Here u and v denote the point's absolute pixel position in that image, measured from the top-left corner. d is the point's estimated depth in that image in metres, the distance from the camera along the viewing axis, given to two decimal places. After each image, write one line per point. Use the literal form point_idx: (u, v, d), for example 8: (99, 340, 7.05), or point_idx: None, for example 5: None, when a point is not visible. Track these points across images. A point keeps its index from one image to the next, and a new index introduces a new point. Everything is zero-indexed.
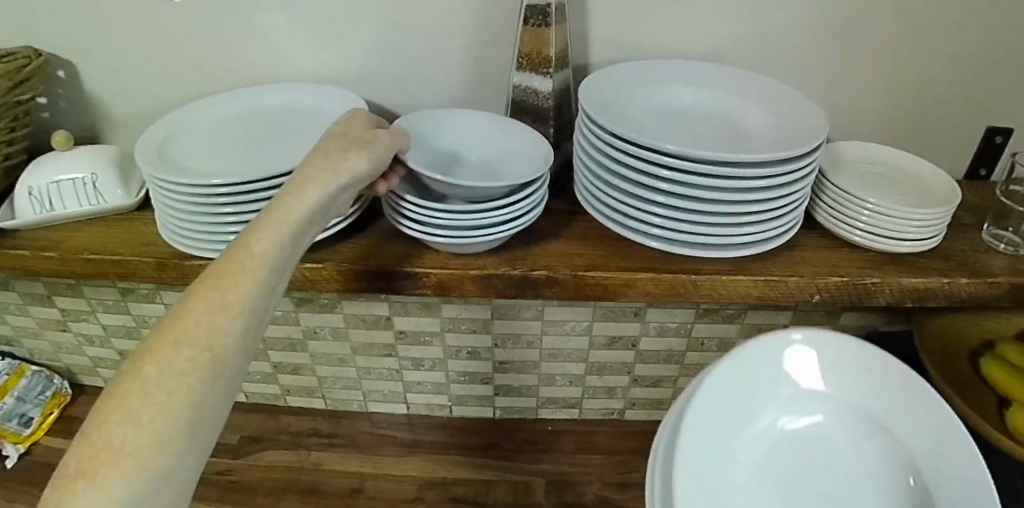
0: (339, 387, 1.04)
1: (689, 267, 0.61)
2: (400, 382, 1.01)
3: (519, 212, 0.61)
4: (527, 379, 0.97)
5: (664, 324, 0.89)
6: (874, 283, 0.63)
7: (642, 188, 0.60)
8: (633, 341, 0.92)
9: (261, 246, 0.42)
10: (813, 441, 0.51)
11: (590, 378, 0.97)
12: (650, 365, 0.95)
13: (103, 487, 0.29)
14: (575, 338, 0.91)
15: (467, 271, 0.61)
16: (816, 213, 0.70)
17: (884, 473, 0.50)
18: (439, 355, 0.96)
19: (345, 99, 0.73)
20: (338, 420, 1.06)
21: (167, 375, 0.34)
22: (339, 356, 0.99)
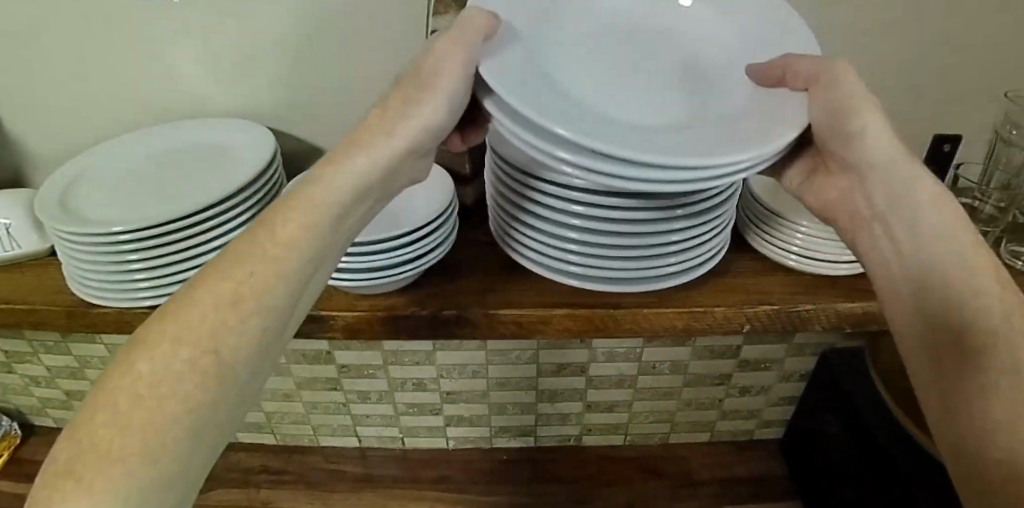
0: (288, 422, 0.98)
1: (610, 298, 0.58)
2: (349, 415, 0.95)
3: (425, 249, 0.58)
4: (477, 408, 0.92)
5: (612, 350, 0.83)
6: (806, 310, 0.59)
7: (552, 224, 0.55)
8: (582, 368, 0.85)
9: (287, 226, 0.36)
10: (598, 21, 0.54)
11: (543, 405, 0.91)
12: (602, 391, 0.88)
13: (95, 493, 0.25)
14: (521, 367, 0.85)
15: (374, 312, 0.58)
16: (747, 234, 0.66)
17: (667, 19, 0.56)
18: (385, 388, 0.90)
19: (253, 132, 0.71)
20: (289, 455, 1.01)
21: (162, 379, 0.29)
22: (284, 392, 0.93)
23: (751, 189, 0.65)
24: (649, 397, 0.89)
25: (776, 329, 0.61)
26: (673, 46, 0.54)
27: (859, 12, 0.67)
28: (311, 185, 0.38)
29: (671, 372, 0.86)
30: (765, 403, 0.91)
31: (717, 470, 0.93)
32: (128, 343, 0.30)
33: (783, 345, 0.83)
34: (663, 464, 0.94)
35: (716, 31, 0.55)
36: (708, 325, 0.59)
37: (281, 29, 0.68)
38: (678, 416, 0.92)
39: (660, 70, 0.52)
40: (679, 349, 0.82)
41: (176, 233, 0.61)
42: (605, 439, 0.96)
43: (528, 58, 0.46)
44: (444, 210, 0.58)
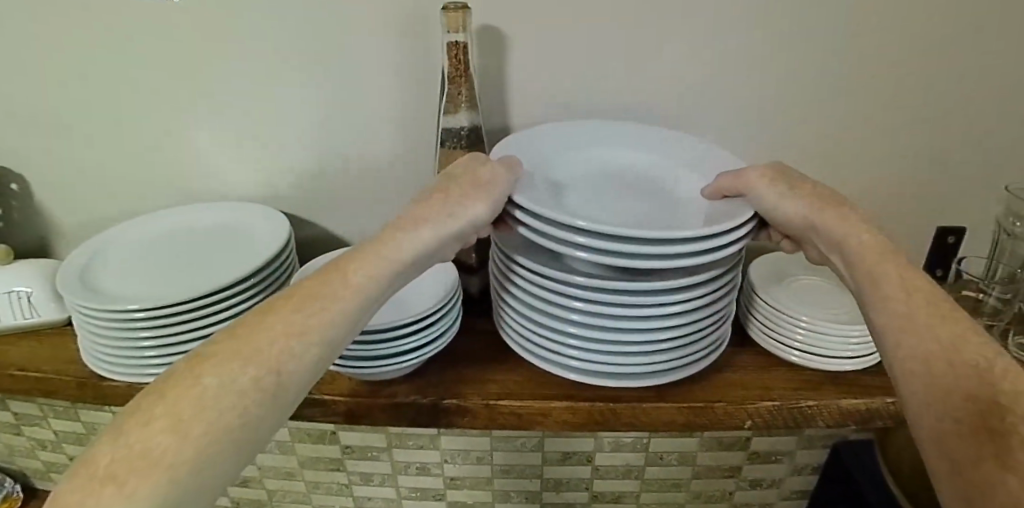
0: (289, 502, 0.95)
1: (610, 391, 0.58)
2: (350, 497, 0.92)
3: (429, 337, 0.59)
4: (481, 496, 0.89)
5: (619, 439, 0.81)
6: (808, 407, 0.59)
7: (551, 317, 0.56)
8: (588, 456, 0.83)
9: (358, 275, 0.44)
10: (591, 165, 0.65)
11: (548, 494, 0.88)
12: (609, 481, 0.86)
13: (134, 496, 0.28)
14: (526, 455, 0.83)
15: (375, 399, 0.59)
16: (749, 328, 0.66)
17: (642, 160, 0.65)
18: (388, 470, 0.88)
19: (270, 218, 0.74)
20: None
21: (226, 392, 0.34)
22: (286, 470, 0.91)
23: (752, 284, 0.66)
24: (657, 488, 0.86)
25: (779, 425, 0.60)
26: (644, 179, 0.63)
27: (856, 108, 0.69)
28: (380, 245, 0.47)
29: (679, 463, 0.84)
30: (778, 498, 0.88)
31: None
32: (195, 360, 0.36)
33: (793, 437, 0.82)
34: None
35: (673, 166, 0.64)
36: (709, 421, 0.58)
37: (305, 117, 0.73)
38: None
39: (637, 197, 0.61)
40: (687, 439, 0.81)
41: (194, 311, 0.63)
42: None
43: (542, 191, 0.57)
44: (446, 299, 0.60)
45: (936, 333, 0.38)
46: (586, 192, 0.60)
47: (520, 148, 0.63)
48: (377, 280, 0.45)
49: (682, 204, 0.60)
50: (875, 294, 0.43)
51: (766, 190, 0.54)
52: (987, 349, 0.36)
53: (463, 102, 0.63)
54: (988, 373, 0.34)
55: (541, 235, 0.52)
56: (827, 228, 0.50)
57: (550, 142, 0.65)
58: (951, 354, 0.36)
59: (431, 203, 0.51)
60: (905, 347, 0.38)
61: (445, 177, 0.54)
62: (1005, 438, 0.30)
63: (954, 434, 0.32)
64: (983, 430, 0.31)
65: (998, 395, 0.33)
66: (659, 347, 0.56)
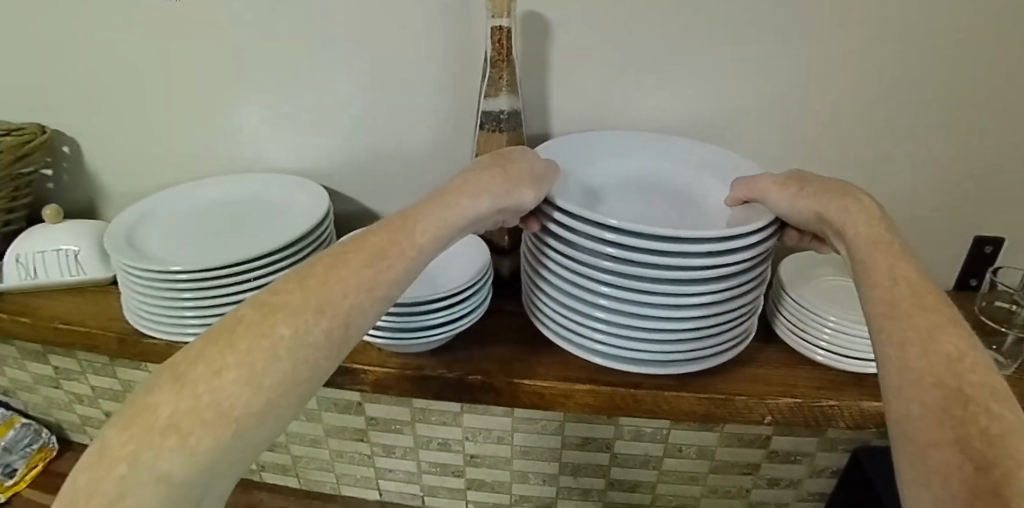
0: (312, 468, 0.98)
1: (632, 378, 0.59)
2: (372, 468, 0.95)
3: (458, 313, 0.60)
4: (499, 475, 0.90)
5: (639, 429, 0.82)
6: (829, 405, 0.59)
7: (577, 301, 0.57)
8: (607, 443, 0.84)
9: (422, 237, 0.46)
10: (618, 171, 0.66)
11: (565, 478, 0.89)
12: (627, 469, 0.87)
13: (198, 449, 0.31)
14: (546, 437, 0.84)
15: (404, 371, 0.60)
16: (775, 325, 0.66)
17: (667, 169, 0.66)
18: (410, 444, 0.90)
19: (308, 191, 0.76)
20: (310, 501, 1.00)
21: (297, 345, 0.36)
22: (312, 437, 0.94)
23: (781, 281, 0.66)
24: (674, 480, 0.87)
25: (798, 422, 0.60)
26: (667, 187, 0.65)
27: (897, 108, 0.68)
28: (437, 210, 0.48)
29: (697, 456, 0.84)
30: (796, 499, 0.88)
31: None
32: (267, 308, 0.37)
33: (815, 438, 0.81)
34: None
35: (696, 173, 0.66)
36: (730, 414, 0.59)
37: (345, 94, 0.74)
38: (704, 502, 0.89)
39: (661, 203, 0.62)
40: (707, 433, 0.81)
41: (233, 276, 0.65)
42: None
43: (569, 194, 0.59)
44: (478, 277, 0.61)
45: (915, 322, 0.38)
46: (616, 196, 0.63)
47: (551, 153, 0.65)
48: (433, 248, 0.47)
49: (707, 211, 0.61)
50: (871, 282, 0.43)
51: (775, 187, 0.55)
52: (964, 343, 0.36)
53: (504, 86, 0.64)
54: (959, 364, 0.35)
55: (573, 222, 0.53)
56: (834, 219, 0.50)
57: (579, 148, 0.67)
58: (927, 342, 0.37)
59: (488, 174, 0.53)
60: (886, 333, 0.39)
61: (506, 155, 0.56)
62: (962, 426, 0.31)
63: (916, 417, 0.33)
64: (946, 418, 0.32)
65: (965, 385, 0.33)
66: (682, 332, 0.56)
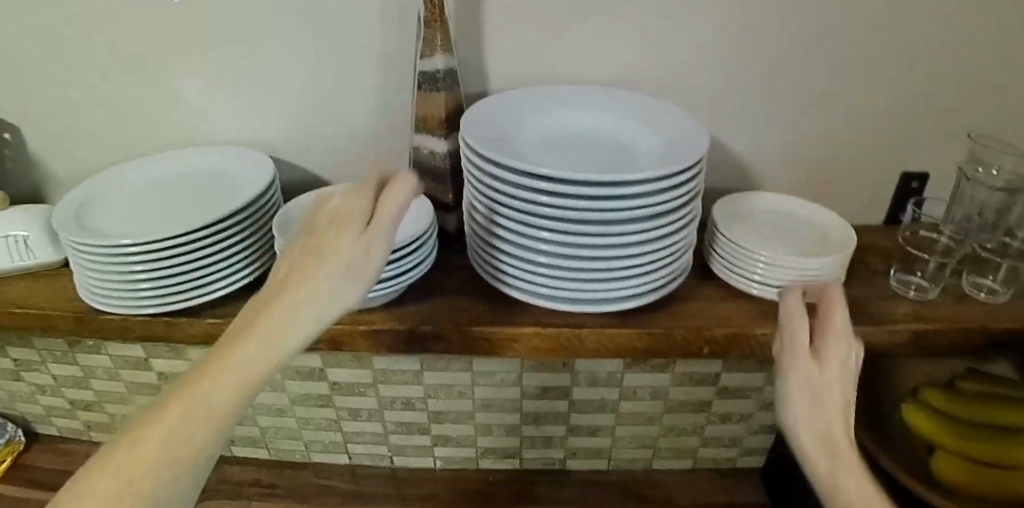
0: (281, 438, 1.00)
1: (575, 319, 0.62)
2: (339, 432, 0.97)
3: (407, 266, 0.62)
4: (464, 429, 0.93)
5: (594, 374, 0.85)
6: (765, 334, 0.62)
7: (519, 248, 0.60)
8: (565, 391, 0.88)
9: (291, 302, 0.37)
10: (552, 126, 0.68)
11: (527, 427, 0.93)
12: (585, 414, 0.90)
13: None
14: (506, 389, 0.88)
15: (357, 326, 0.62)
16: (712, 263, 0.70)
17: (599, 120, 0.69)
18: (375, 406, 0.92)
19: (256, 161, 0.76)
20: (282, 470, 1.02)
21: (167, 443, 0.31)
22: (278, 407, 0.96)
23: (715, 220, 0.69)
24: (631, 421, 0.91)
25: (736, 352, 0.63)
26: (599, 136, 0.68)
27: (820, 52, 0.71)
28: (300, 262, 0.39)
29: (652, 398, 0.88)
30: (746, 432, 0.93)
31: (702, 500, 0.94)
32: (139, 420, 0.32)
33: (762, 373, 0.86)
34: (647, 491, 0.95)
35: (626, 120, 0.68)
36: (669, 348, 0.62)
37: (285, 62, 0.74)
38: (660, 441, 0.94)
39: (595, 153, 0.65)
40: (659, 375, 0.86)
41: (184, 246, 0.64)
42: (589, 463, 0.97)
43: (505, 149, 0.61)
44: (424, 230, 0.63)
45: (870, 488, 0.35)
46: (551, 149, 0.65)
47: (487, 112, 0.66)
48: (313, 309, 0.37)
49: (639, 155, 0.64)
50: (821, 437, 0.37)
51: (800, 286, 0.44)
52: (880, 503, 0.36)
53: (439, 45, 0.63)
54: None
55: (509, 174, 0.56)
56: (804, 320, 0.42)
57: (514, 106, 0.68)
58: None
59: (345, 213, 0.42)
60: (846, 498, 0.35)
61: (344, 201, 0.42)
62: None
63: None
64: None
65: None
66: (621, 271, 0.59)
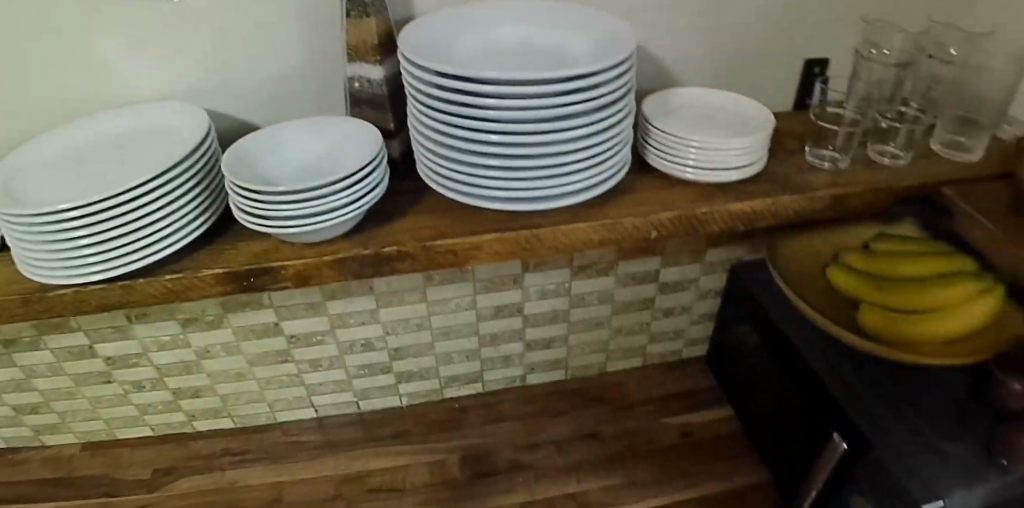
0: (242, 403, 1.01)
1: (531, 221, 0.65)
2: (302, 386, 0.98)
3: (363, 191, 0.62)
4: (425, 361, 0.97)
5: (544, 287, 0.90)
6: (703, 212, 0.67)
7: (471, 156, 0.62)
8: (518, 307, 0.91)
9: None
10: (482, 42, 0.69)
11: (486, 350, 0.97)
12: (538, 327, 0.95)
13: None
14: (461, 313, 0.91)
15: (322, 257, 0.62)
16: (647, 156, 0.74)
17: (528, 31, 0.71)
18: (335, 352, 0.93)
19: (185, 114, 0.72)
20: (248, 436, 1.03)
21: None
22: (236, 371, 0.95)
23: (645, 114, 0.73)
24: (582, 328, 0.97)
25: (679, 233, 0.68)
26: (530, 46, 0.70)
27: None
28: None
29: (601, 301, 0.94)
30: (687, 322, 1.01)
31: (654, 390, 1.02)
32: None
33: (698, 263, 0.93)
34: (603, 392, 1.02)
35: (554, 28, 0.71)
36: (621, 236, 0.66)
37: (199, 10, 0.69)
38: (611, 343, 1.01)
39: (528, 61, 0.67)
40: (604, 279, 0.91)
41: (131, 202, 0.61)
42: (547, 375, 1.03)
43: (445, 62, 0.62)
44: (374, 155, 0.63)
45: None
46: (486, 61, 0.66)
47: (419, 30, 0.66)
48: None
49: (571, 58, 0.67)
50: None
51: None
52: None
53: None
54: None
55: (454, 82, 0.57)
56: None
57: (444, 25, 0.69)
58: None
59: None
60: None
61: None
62: None
63: None
64: None
65: None
66: (570, 164, 0.62)
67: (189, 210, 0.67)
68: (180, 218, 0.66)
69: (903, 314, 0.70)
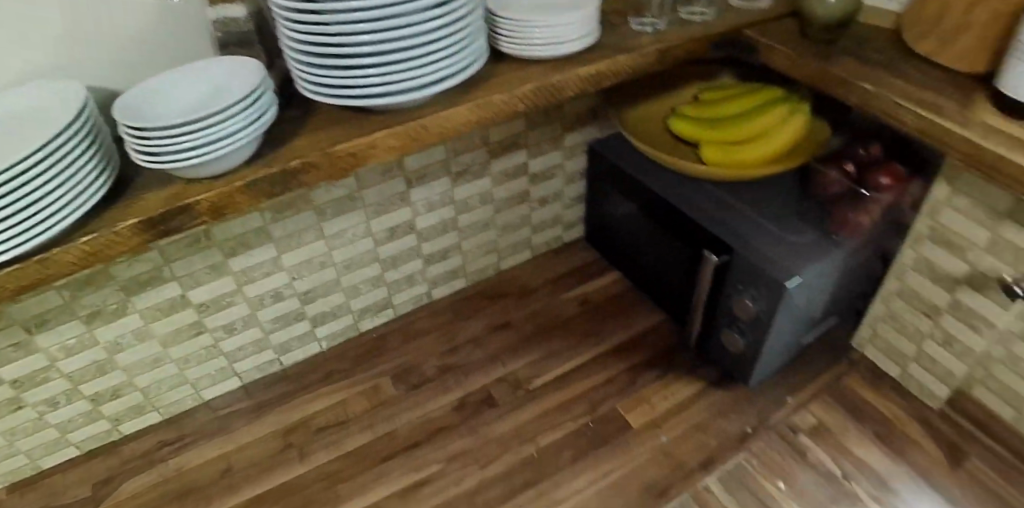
0: (167, 389, 0.92)
1: (413, 114, 0.72)
2: (223, 356, 0.92)
3: (257, 114, 0.66)
4: (336, 299, 0.94)
5: (430, 198, 0.90)
6: (557, 81, 0.73)
7: (347, 57, 0.67)
8: (410, 226, 0.91)
9: None
10: None
11: (389, 273, 0.96)
12: (434, 240, 0.96)
13: None
14: (358, 243, 0.89)
15: (233, 185, 0.66)
16: (500, 46, 0.77)
17: None
18: (246, 312, 0.89)
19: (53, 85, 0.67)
20: (180, 423, 0.94)
21: None
22: (152, 358, 0.87)
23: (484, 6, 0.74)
24: (472, 233, 0.99)
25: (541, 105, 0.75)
26: None
27: None
28: None
29: (482, 203, 0.96)
30: (562, 208, 1.06)
31: (546, 273, 1.08)
32: None
33: (559, 151, 0.97)
34: (503, 287, 1.06)
35: None
36: (493, 113, 0.73)
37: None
38: (501, 241, 1.04)
39: None
40: (481, 181, 0.93)
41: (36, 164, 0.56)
42: (451, 286, 1.05)
43: None
44: (258, 81, 0.68)
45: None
46: None
47: None
48: None
49: None
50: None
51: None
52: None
53: None
54: None
55: None
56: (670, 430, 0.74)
57: None
58: None
59: None
60: None
61: None
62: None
63: None
64: None
65: None
66: (442, 55, 0.70)
67: (93, 165, 0.63)
68: (82, 176, 0.61)
69: (739, 146, 0.80)
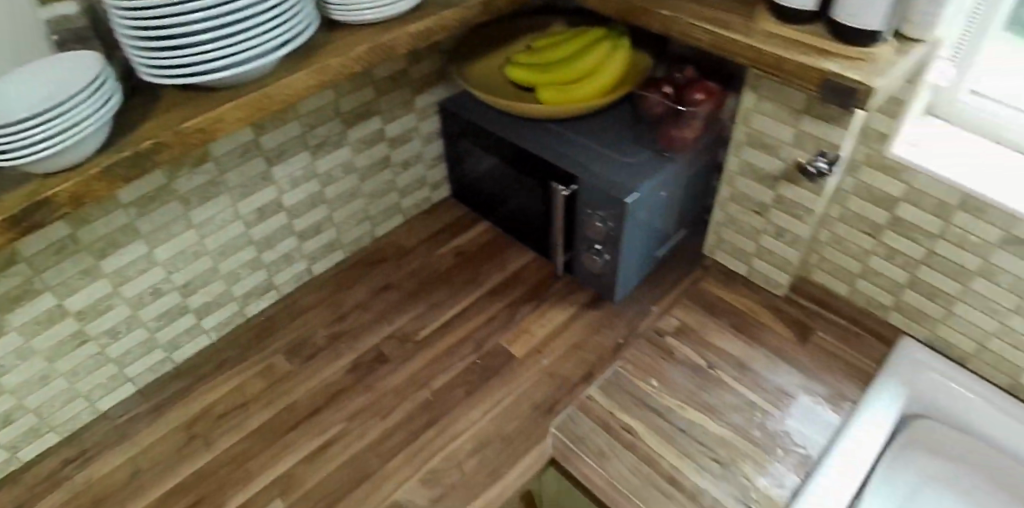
0: (60, 406, 0.86)
1: (255, 85, 0.74)
2: (113, 362, 0.89)
3: (100, 99, 0.64)
4: (217, 286, 0.96)
5: (293, 174, 0.93)
6: (388, 40, 0.79)
7: (178, 32, 0.65)
8: (278, 203, 0.94)
9: None
10: None
11: (265, 254, 0.98)
12: (304, 215, 0.99)
13: None
14: (228, 226, 0.91)
15: (90, 173, 0.63)
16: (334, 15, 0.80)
17: None
18: (127, 313, 0.87)
19: None
20: (81, 439, 0.90)
21: None
22: (38, 375, 0.81)
23: None
24: (340, 203, 1.03)
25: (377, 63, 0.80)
26: None
27: None
28: None
29: (345, 173, 1.00)
30: (425, 169, 1.13)
31: (421, 233, 1.14)
32: None
33: (410, 113, 1.03)
34: (379, 253, 1.11)
35: None
36: (333, 75, 0.77)
37: None
38: (370, 208, 1.09)
39: None
40: (340, 150, 0.97)
41: None
42: (330, 260, 1.09)
43: None
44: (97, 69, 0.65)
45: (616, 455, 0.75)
46: None
47: None
48: None
49: None
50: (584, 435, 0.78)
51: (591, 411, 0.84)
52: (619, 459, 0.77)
53: None
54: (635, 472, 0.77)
55: None
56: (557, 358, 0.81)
57: None
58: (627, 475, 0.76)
59: None
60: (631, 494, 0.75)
61: None
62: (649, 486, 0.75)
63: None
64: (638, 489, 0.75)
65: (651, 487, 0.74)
66: (285, 29, 0.72)
67: None
68: None
69: (568, 85, 0.89)
